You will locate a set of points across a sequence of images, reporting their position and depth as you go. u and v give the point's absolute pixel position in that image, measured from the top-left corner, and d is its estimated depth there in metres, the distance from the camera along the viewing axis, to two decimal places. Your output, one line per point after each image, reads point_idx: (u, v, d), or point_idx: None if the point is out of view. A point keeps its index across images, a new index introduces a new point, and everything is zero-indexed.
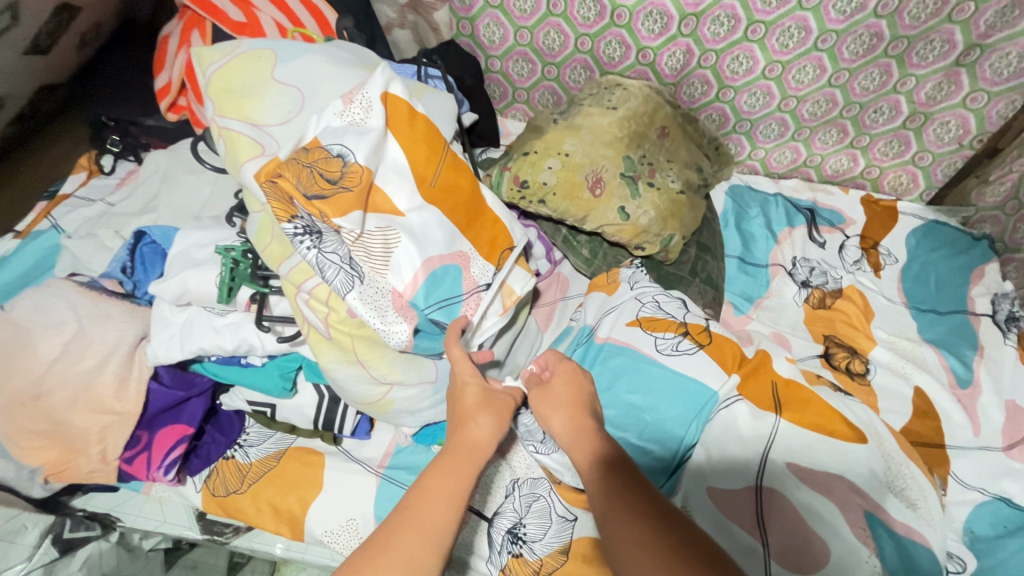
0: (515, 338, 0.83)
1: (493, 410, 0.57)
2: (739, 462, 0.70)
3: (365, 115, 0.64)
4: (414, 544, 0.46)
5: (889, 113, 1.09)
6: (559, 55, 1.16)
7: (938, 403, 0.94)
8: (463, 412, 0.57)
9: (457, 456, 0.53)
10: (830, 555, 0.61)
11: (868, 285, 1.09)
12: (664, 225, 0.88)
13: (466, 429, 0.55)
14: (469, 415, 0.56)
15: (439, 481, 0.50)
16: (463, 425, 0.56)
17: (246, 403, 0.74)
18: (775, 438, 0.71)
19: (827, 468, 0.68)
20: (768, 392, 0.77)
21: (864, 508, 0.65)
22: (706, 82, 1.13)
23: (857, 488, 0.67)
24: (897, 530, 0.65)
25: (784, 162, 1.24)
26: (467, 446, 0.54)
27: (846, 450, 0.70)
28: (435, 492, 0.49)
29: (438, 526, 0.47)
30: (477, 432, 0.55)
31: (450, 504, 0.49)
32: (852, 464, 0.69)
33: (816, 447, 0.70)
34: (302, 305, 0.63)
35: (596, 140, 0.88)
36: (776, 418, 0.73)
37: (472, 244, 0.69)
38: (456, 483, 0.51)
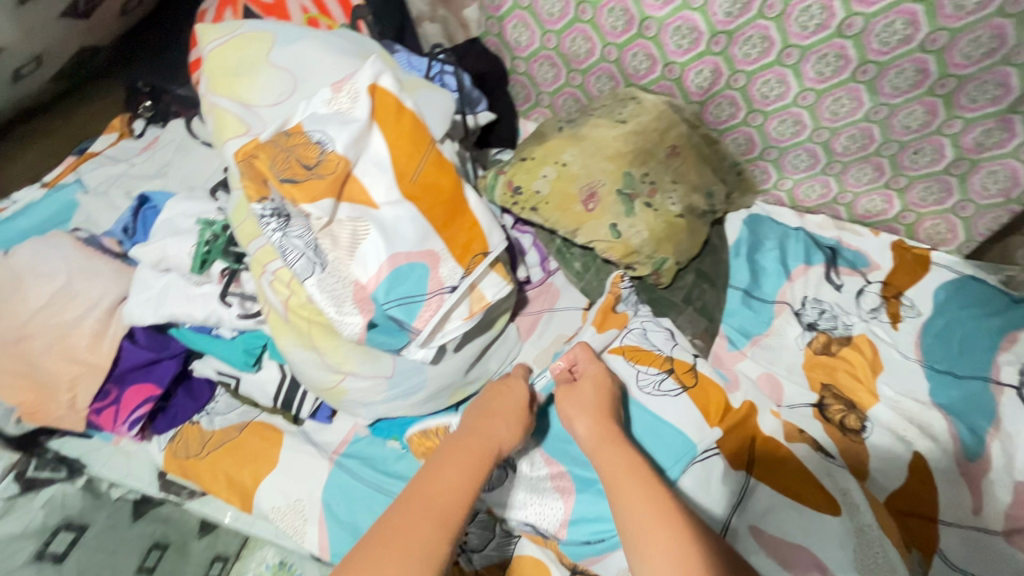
0: (487, 345, 0.80)
1: (510, 414, 0.64)
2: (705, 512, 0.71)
3: (351, 105, 0.65)
4: (428, 532, 0.48)
5: (931, 155, 1.01)
6: (585, 62, 1.13)
7: (938, 474, 0.86)
8: (488, 412, 0.63)
9: (472, 450, 0.57)
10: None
11: (881, 336, 1.02)
12: (657, 247, 0.85)
13: (491, 427, 0.61)
14: (490, 418, 0.62)
15: (450, 469, 0.55)
16: (484, 424, 0.61)
17: (215, 372, 0.76)
18: (746, 499, 0.72)
19: (794, 539, 0.68)
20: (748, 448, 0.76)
21: None
22: (735, 104, 1.08)
23: (820, 562, 0.66)
24: None
25: (813, 196, 1.17)
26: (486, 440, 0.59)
27: (814, 521, 0.69)
28: (450, 485, 0.53)
29: (451, 516, 0.50)
30: (496, 432, 0.61)
31: (460, 492, 0.53)
32: (819, 536, 0.68)
33: (784, 514, 0.70)
34: (265, 285, 0.65)
35: (597, 153, 0.85)
36: (748, 477, 0.74)
37: (445, 245, 0.68)
38: (467, 476, 0.55)
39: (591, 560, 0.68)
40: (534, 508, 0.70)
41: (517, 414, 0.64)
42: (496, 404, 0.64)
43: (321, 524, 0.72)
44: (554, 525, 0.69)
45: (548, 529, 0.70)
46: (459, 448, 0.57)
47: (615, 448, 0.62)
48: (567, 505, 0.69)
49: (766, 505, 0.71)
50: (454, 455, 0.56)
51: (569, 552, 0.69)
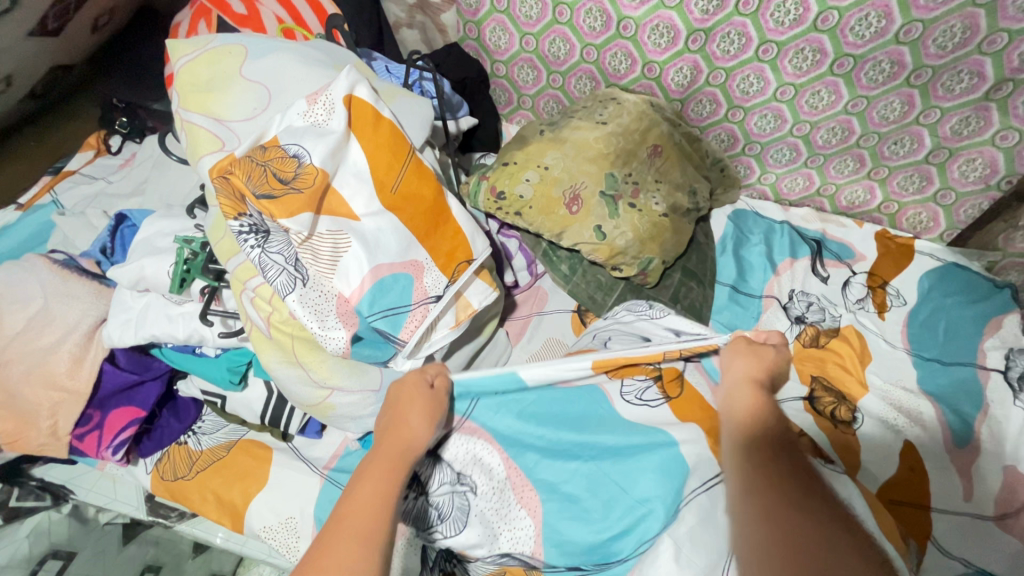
0: (477, 351, 0.80)
1: (420, 407, 0.59)
2: None
3: (327, 117, 0.64)
4: (348, 552, 0.46)
5: (911, 145, 1.02)
6: (565, 63, 1.13)
7: (928, 462, 0.87)
8: (398, 411, 0.59)
9: (385, 456, 0.55)
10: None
11: (868, 326, 1.03)
12: (642, 248, 0.85)
13: (402, 428, 0.57)
14: (400, 418, 0.58)
15: (367, 485, 0.51)
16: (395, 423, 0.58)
17: (200, 392, 0.75)
18: None
19: None
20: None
21: None
22: (715, 100, 1.08)
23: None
24: None
25: (796, 189, 1.18)
26: (399, 446, 0.56)
27: None
28: (366, 496, 0.50)
29: (373, 533, 0.48)
30: (409, 435, 0.57)
31: (378, 505, 0.50)
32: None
33: None
34: (246, 302, 0.64)
35: (578, 155, 0.85)
36: None
37: (428, 254, 0.67)
38: (384, 487, 0.52)
39: None
40: (502, 532, 0.62)
41: (426, 407, 0.59)
42: (406, 400, 0.60)
43: (314, 539, 0.72)
44: (530, 546, 0.60)
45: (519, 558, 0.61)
46: (374, 458, 0.54)
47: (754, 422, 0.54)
48: (536, 522, 0.61)
49: None
50: (372, 467, 0.54)
51: None
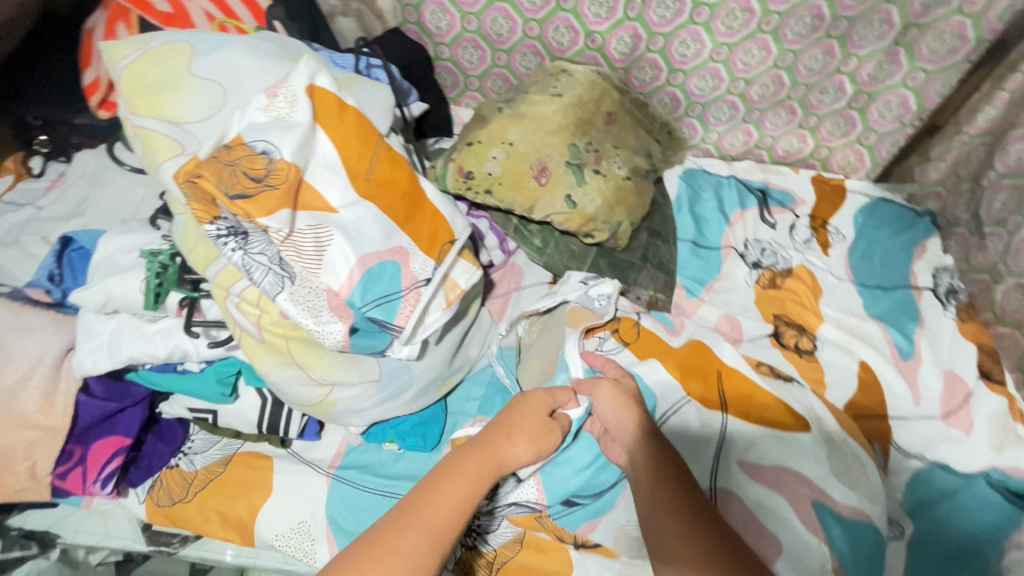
0: (465, 333, 0.80)
1: (524, 431, 0.57)
2: (699, 445, 0.70)
3: (290, 109, 0.62)
4: (418, 546, 0.45)
5: (834, 93, 1.11)
6: (508, 40, 1.14)
7: (881, 376, 0.97)
8: (505, 425, 0.57)
9: (479, 461, 0.52)
10: (782, 550, 0.62)
11: (816, 263, 1.12)
12: (611, 212, 0.88)
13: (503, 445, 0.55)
14: (505, 435, 0.56)
15: (454, 485, 0.50)
16: (494, 438, 0.55)
17: (187, 409, 0.72)
18: (727, 436, 0.71)
19: (776, 462, 0.68)
20: (712, 389, 0.76)
21: (812, 498, 0.66)
22: (656, 66, 1.12)
23: (805, 478, 0.67)
24: (843, 515, 0.66)
25: (737, 144, 1.25)
26: (496, 453, 0.54)
27: (791, 440, 0.70)
28: (447, 495, 0.49)
29: (445, 533, 0.47)
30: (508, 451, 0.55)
31: (458, 504, 0.49)
32: (797, 454, 0.69)
33: (764, 441, 0.70)
34: (232, 308, 0.62)
35: (540, 129, 0.87)
36: (723, 416, 0.73)
37: (411, 240, 0.67)
38: (466, 485, 0.50)
39: (590, 526, 0.69)
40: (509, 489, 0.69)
41: (535, 428, 0.58)
42: (514, 420, 0.58)
43: (330, 539, 0.71)
44: (535, 494, 0.69)
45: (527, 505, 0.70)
46: (464, 458, 0.52)
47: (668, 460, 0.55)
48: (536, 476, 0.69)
49: (748, 439, 0.70)
50: (463, 467, 0.51)
51: (565, 523, 0.70)
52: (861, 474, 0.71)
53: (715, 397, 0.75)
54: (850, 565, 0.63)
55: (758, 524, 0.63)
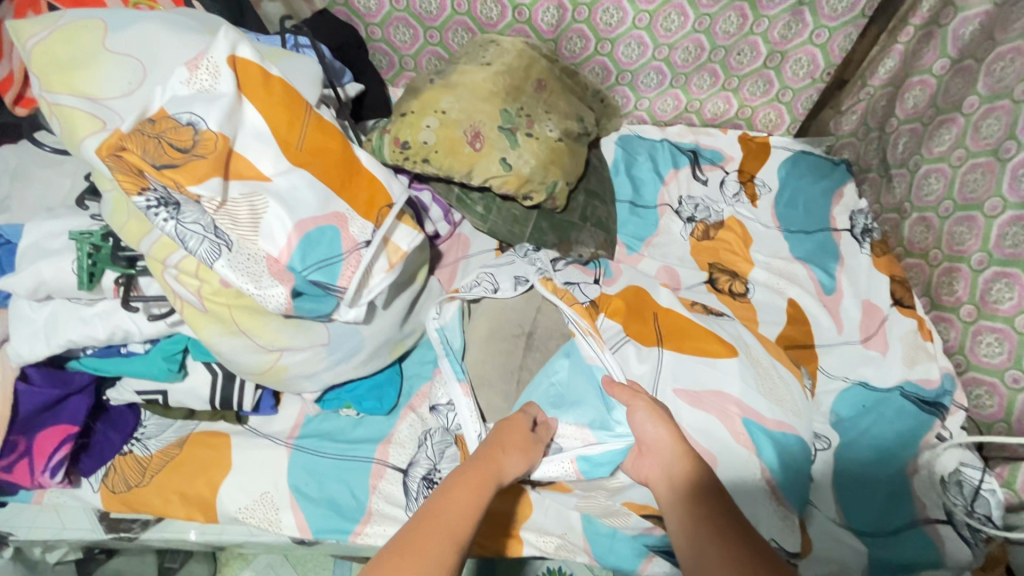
0: (414, 299, 0.82)
1: (519, 446, 0.63)
2: (638, 376, 0.75)
3: (213, 81, 0.63)
4: (438, 551, 0.46)
5: (751, 54, 1.20)
6: (438, 18, 1.16)
7: (808, 310, 1.06)
8: (500, 442, 0.62)
9: (481, 473, 0.57)
10: (714, 461, 0.70)
11: (746, 214, 1.20)
12: (547, 172, 0.92)
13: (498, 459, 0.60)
14: (503, 449, 0.62)
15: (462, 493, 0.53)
16: (495, 455, 0.60)
17: (135, 394, 0.72)
18: (663, 369, 0.74)
19: (710, 387, 0.73)
20: (649, 327, 0.80)
21: (741, 415, 0.72)
22: (584, 36, 1.19)
23: (735, 398, 0.73)
24: (770, 429, 0.72)
25: (668, 109, 1.33)
26: (491, 466, 0.58)
27: (721, 366, 0.75)
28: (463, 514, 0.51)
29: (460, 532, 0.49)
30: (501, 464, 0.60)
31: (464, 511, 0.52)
32: (727, 378, 0.74)
33: (697, 369, 0.75)
34: (171, 280, 0.63)
35: (472, 97, 0.90)
36: (659, 351, 0.76)
37: (348, 205, 0.69)
38: (475, 498, 0.54)
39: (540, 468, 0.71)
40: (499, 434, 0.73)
41: (522, 444, 0.64)
42: (505, 437, 0.64)
43: (294, 507, 0.73)
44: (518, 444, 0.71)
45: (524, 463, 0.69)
46: (467, 471, 0.56)
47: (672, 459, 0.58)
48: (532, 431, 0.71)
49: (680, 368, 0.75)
50: (465, 479, 0.55)
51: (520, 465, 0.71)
52: (787, 392, 0.78)
53: (652, 335, 0.79)
54: (778, 473, 0.71)
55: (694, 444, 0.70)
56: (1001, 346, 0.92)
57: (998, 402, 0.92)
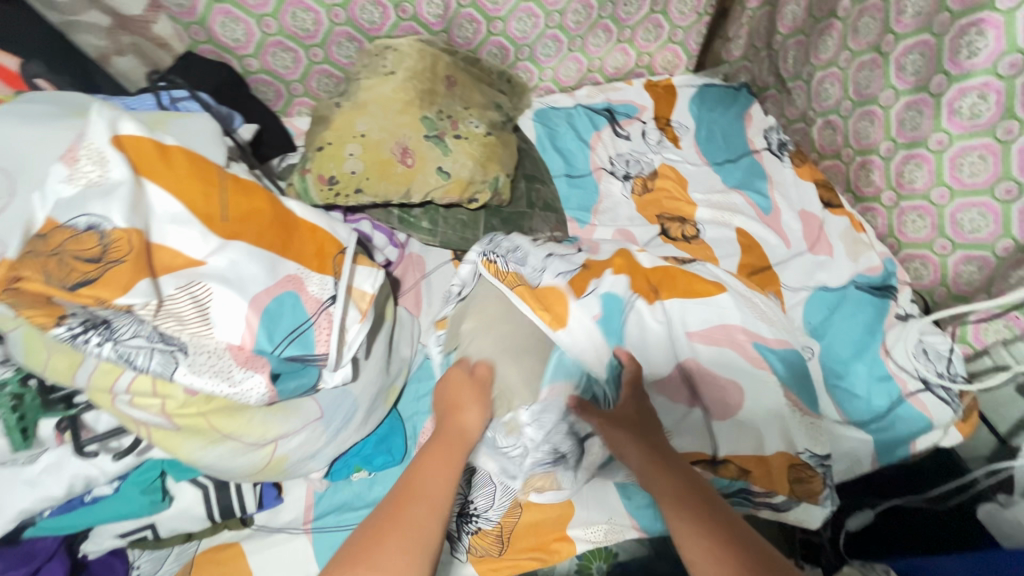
0: (391, 336, 0.77)
1: (473, 399, 0.69)
2: (650, 326, 0.77)
3: (102, 170, 0.54)
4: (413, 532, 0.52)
5: (636, 3, 1.22)
6: (317, 34, 1.07)
7: (755, 234, 1.11)
8: (452, 405, 0.69)
9: (449, 442, 0.64)
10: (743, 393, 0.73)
11: (674, 157, 1.23)
12: (485, 170, 0.88)
13: (458, 421, 0.67)
14: (458, 409, 0.68)
15: (433, 457, 0.61)
16: (453, 421, 0.67)
17: (118, 537, 0.63)
18: (672, 321, 0.78)
19: (711, 325, 0.78)
20: (645, 283, 0.81)
21: (751, 342, 0.77)
22: (474, 20, 1.15)
23: (742, 328, 0.78)
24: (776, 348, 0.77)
25: (572, 74, 1.32)
26: (457, 432, 0.65)
27: (717, 305, 0.79)
28: (444, 479, 0.58)
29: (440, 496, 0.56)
30: (460, 425, 0.66)
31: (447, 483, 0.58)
32: (726, 312, 0.78)
33: (693, 310, 0.79)
34: (125, 409, 0.54)
35: (387, 112, 0.85)
36: (660, 304, 0.79)
37: (298, 264, 0.62)
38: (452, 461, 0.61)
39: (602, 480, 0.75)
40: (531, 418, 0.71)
41: (479, 397, 0.69)
42: (455, 397, 0.69)
43: None
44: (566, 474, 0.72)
45: (566, 474, 0.72)
46: (435, 446, 0.63)
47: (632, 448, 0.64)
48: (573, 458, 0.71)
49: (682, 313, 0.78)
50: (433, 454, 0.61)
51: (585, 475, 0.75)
52: (772, 312, 0.82)
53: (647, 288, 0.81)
54: (793, 387, 0.75)
55: (720, 379, 0.73)
56: (924, 220, 1.01)
57: (933, 270, 1.01)
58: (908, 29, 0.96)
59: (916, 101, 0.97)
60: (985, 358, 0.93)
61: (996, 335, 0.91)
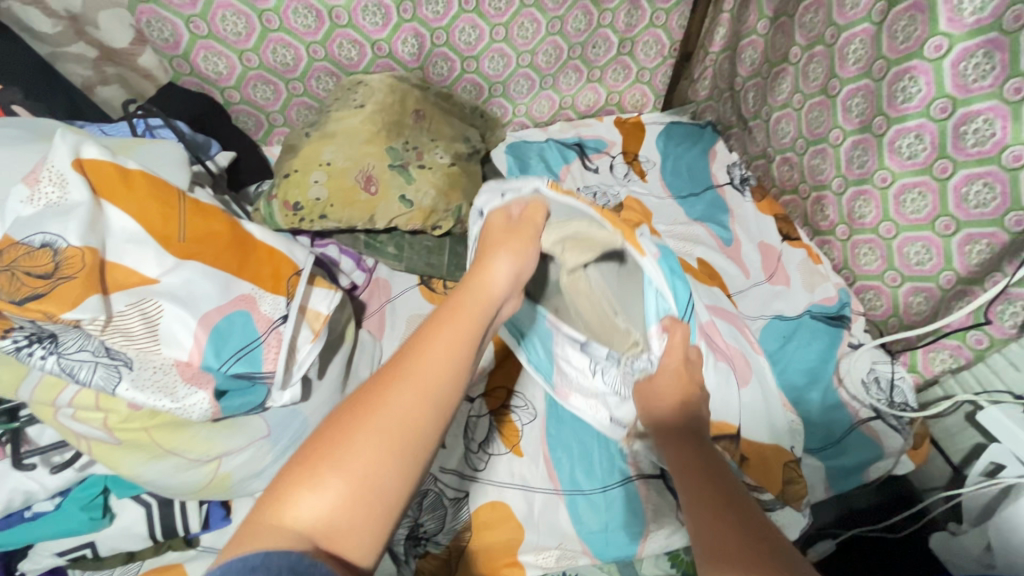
0: (349, 358, 0.78)
1: (510, 249, 0.58)
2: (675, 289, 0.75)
3: (61, 191, 0.57)
4: (409, 406, 0.41)
5: (604, 45, 1.29)
6: (296, 69, 1.12)
7: (716, 264, 1.14)
8: (482, 263, 0.57)
9: (475, 302, 0.51)
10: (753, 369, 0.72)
11: (640, 190, 1.28)
12: (449, 199, 0.91)
13: (484, 280, 0.54)
14: (485, 264, 0.56)
15: (452, 319, 0.48)
16: (480, 279, 0.54)
17: (57, 555, 0.63)
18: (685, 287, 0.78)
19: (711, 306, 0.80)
20: None
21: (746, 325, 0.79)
22: (448, 59, 1.20)
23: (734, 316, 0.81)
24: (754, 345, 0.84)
25: (545, 110, 1.38)
26: (478, 286, 0.53)
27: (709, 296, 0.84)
28: (454, 344, 0.46)
29: (450, 369, 0.44)
30: (486, 287, 0.53)
31: (455, 357, 0.45)
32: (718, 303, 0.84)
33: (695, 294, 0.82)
34: (67, 422, 0.56)
35: (354, 142, 0.89)
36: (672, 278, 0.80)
37: (253, 284, 0.65)
38: (469, 321, 0.48)
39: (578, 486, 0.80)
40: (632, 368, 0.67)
41: (518, 251, 0.58)
42: (490, 250, 0.58)
43: None
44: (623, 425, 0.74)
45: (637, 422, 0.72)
46: (457, 303, 0.50)
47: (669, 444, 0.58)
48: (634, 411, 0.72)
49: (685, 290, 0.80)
50: (454, 313, 0.49)
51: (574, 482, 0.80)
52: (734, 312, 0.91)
53: None
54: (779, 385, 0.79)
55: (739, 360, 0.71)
56: (875, 253, 1.04)
57: (885, 301, 1.04)
58: (852, 74, 1.02)
59: (862, 140, 1.02)
60: (936, 387, 0.96)
61: (943, 364, 0.94)
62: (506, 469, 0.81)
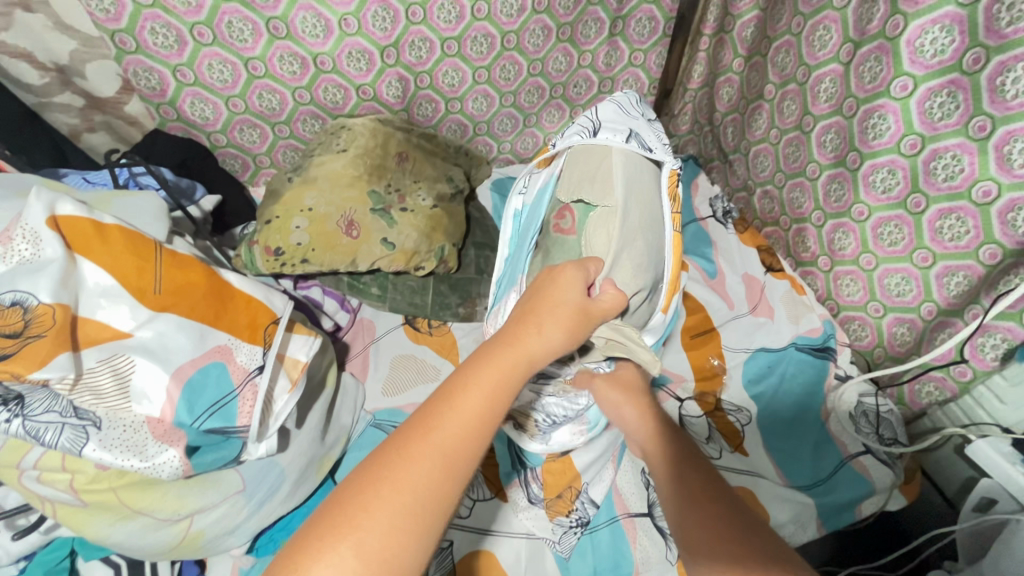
0: (330, 404, 0.77)
1: (562, 319, 0.52)
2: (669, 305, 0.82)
3: (35, 248, 0.56)
4: (428, 476, 0.41)
5: (586, 85, 1.32)
6: (282, 113, 1.14)
7: (701, 297, 1.14)
8: (527, 314, 0.52)
9: (512, 363, 0.48)
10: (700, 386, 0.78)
11: None
12: (431, 240, 0.92)
13: (524, 338, 0.50)
14: (530, 320, 0.51)
15: (478, 382, 0.46)
16: (519, 334, 0.50)
17: None
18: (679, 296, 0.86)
19: None
20: None
21: None
22: (433, 100, 1.22)
23: None
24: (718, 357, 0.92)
25: (529, 147, 1.41)
26: (526, 353, 0.49)
27: None
28: (484, 409, 0.44)
29: (469, 443, 0.43)
30: (533, 343, 0.50)
31: (485, 419, 0.44)
32: None
33: None
34: (32, 485, 0.57)
35: (335, 187, 0.90)
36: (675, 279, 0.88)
37: (229, 335, 0.64)
38: (502, 390, 0.46)
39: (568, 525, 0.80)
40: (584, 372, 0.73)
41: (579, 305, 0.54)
42: (539, 308, 0.53)
43: None
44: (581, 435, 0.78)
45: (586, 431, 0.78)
46: (491, 356, 0.48)
47: (657, 447, 0.61)
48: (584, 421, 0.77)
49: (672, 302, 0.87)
50: (487, 369, 0.47)
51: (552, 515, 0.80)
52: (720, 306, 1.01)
53: None
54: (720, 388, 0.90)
55: None
56: (857, 284, 1.04)
57: (870, 332, 1.04)
58: (824, 111, 1.03)
59: (837, 175, 1.03)
60: (925, 419, 0.96)
61: (930, 397, 0.93)
62: (490, 515, 0.80)
